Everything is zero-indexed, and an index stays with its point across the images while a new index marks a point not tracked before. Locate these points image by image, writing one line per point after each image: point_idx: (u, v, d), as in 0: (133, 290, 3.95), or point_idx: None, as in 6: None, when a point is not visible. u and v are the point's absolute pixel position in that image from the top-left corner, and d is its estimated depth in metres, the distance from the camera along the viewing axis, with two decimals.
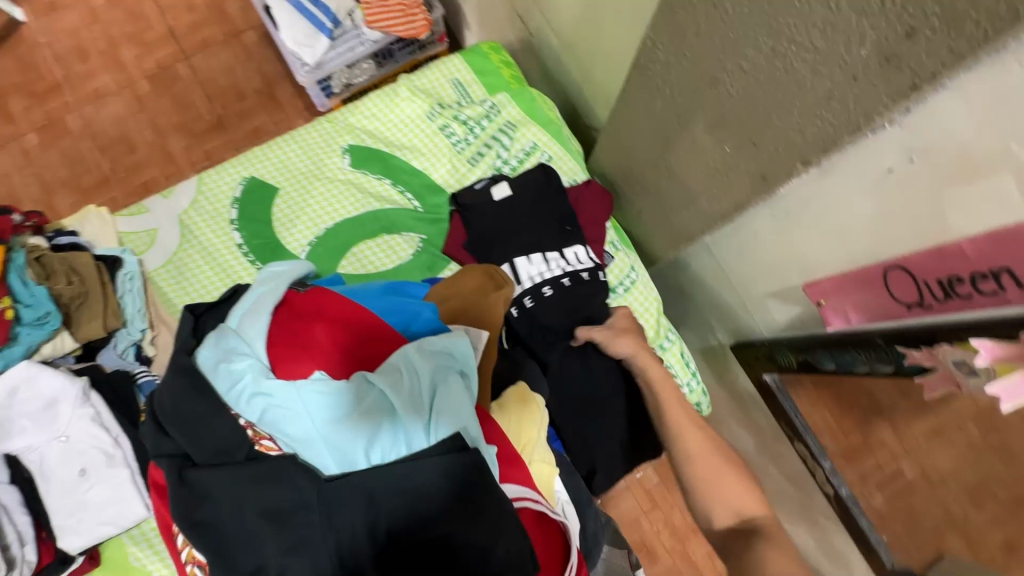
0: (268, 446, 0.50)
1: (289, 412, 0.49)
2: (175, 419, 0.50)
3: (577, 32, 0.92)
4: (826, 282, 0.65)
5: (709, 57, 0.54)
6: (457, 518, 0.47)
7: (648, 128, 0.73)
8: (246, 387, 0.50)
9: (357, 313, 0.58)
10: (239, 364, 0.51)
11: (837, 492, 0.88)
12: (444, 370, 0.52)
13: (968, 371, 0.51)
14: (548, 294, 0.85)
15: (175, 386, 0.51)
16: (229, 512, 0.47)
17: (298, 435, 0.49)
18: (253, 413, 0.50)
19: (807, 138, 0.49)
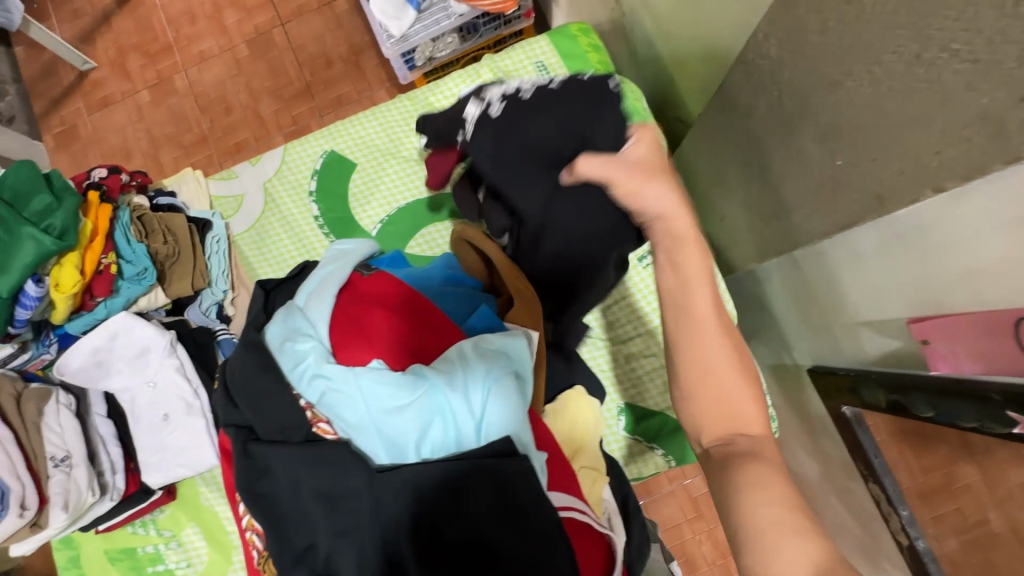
0: (324, 429, 0.51)
1: (345, 397, 0.49)
2: (244, 393, 0.53)
3: (676, 16, 0.85)
4: (942, 319, 0.58)
5: (832, 58, 0.47)
6: (500, 524, 0.46)
7: (745, 129, 0.67)
8: (308, 367, 0.51)
9: (419, 301, 0.57)
10: (303, 344, 0.52)
11: (912, 544, 0.80)
12: (500, 369, 0.51)
13: None
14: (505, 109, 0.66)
15: (246, 362, 0.54)
16: (286, 487, 0.50)
17: (353, 421, 0.49)
18: (312, 394, 0.51)
19: (945, 162, 0.42)
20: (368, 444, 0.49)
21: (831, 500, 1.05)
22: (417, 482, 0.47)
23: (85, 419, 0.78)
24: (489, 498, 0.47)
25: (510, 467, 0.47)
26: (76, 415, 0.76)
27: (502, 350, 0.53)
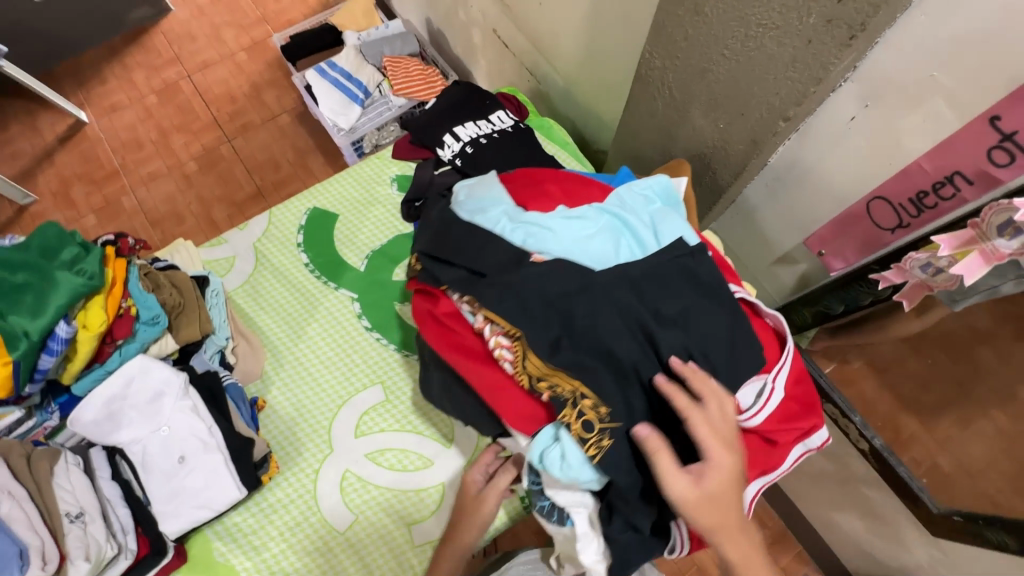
0: (540, 258, 0.61)
1: (549, 231, 0.63)
2: (460, 250, 0.65)
3: (580, 71, 1.11)
4: (822, 228, 0.77)
5: (696, 53, 0.70)
6: (700, 291, 0.59)
7: (650, 128, 0.88)
8: (507, 223, 0.65)
9: (570, 176, 0.76)
10: (496, 211, 0.67)
11: (872, 445, 0.95)
12: (655, 198, 0.68)
13: (935, 271, 0.63)
14: (484, 143, 1.03)
15: (454, 232, 0.66)
16: (530, 306, 0.58)
17: (559, 247, 0.61)
18: (517, 239, 0.63)
19: (783, 97, 0.64)
20: (578, 258, 0.61)
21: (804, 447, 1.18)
22: (629, 268, 0.58)
23: (93, 479, 0.77)
24: (687, 274, 0.59)
25: (696, 250, 0.61)
26: (85, 473, 0.76)
27: (651, 185, 0.69)
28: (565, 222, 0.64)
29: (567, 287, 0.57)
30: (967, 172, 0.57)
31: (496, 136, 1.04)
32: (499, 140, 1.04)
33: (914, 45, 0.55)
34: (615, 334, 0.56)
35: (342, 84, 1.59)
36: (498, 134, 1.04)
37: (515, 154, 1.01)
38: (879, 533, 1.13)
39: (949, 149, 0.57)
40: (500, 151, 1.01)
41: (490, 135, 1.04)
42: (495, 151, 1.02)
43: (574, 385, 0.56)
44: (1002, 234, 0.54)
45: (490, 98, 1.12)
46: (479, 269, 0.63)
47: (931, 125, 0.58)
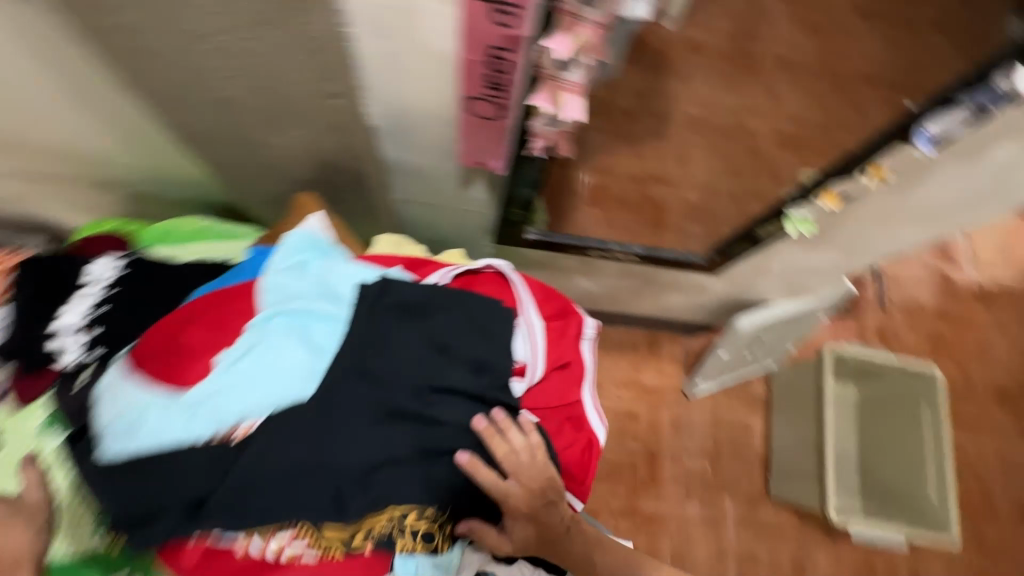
0: (244, 430, 0.60)
1: (234, 389, 0.61)
2: (170, 485, 0.58)
3: (141, 154, 0.90)
4: (462, 144, 0.75)
5: (198, 90, 0.58)
6: (411, 318, 0.67)
7: (248, 167, 0.77)
8: (190, 415, 0.60)
9: (196, 305, 0.68)
10: (164, 416, 0.60)
11: (637, 253, 1.10)
12: (300, 270, 0.69)
13: (555, 121, 0.68)
14: (109, 309, 0.79)
15: (138, 477, 0.57)
16: (304, 470, 0.59)
17: (256, 399, 0.61)
18: (208, 425, 0.60)
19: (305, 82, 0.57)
20: (287, 389, 0.62)
21: (607, 281, 1.32)
22: (348, 358, 0.63)
23: None
24: (391, 316, 0.66)
25: (373, 293, 0.67)
26: None
27: (286, 261, 0.70)
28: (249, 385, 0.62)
29: (313, 423, 0.61)
30: (501, 52, 0.57)
31: (116, 291, 0.80)
32: (124, 293, 0.80)
33: None
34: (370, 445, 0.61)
35: None
36: (117, 287, 0.80)
37: (155, 293, 0.81)
38: (692, 293, 1.36)
39: (471, 38, 0.56)
40: (133, 304, 0.79)
41: (110, 295, 0.80)
42: (131, 306, 0.79)
43: (388, 506, 0.62)
44: (564, 72, 0.61)
45: (71, 257, 0.84)
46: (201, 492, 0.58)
47: (440, 24, 0.56)
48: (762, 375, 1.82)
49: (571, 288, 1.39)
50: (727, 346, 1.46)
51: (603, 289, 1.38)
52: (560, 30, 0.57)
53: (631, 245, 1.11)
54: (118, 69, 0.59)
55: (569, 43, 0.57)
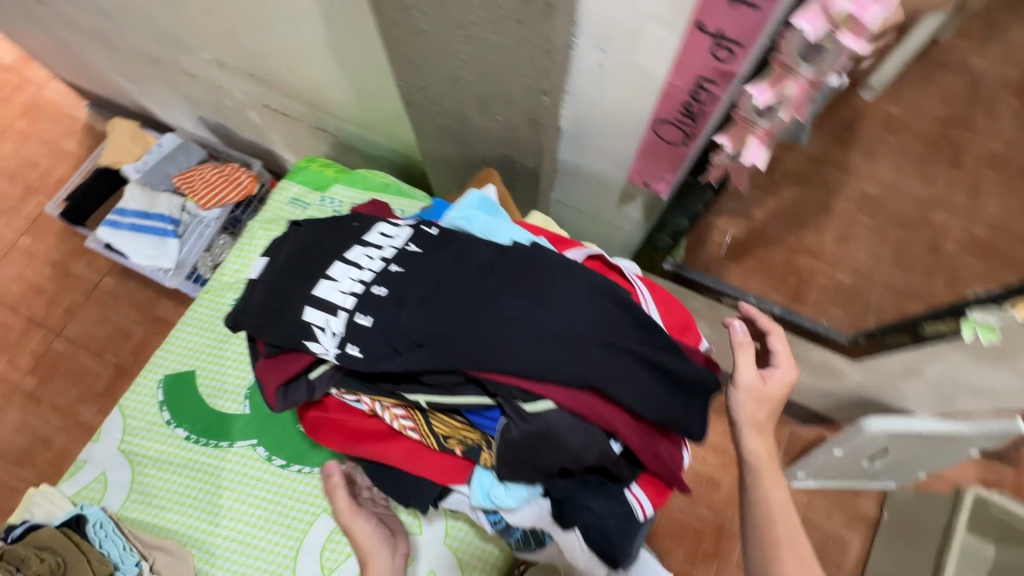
0: (351, 287, 0.57)
1: (366, 241, 0.62)
2: (279, 299, 0.60)
3: (363, 114, 1.08)
4: (634, 164, 0.81)
5: (451, 81, 0.70)
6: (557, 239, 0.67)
7: (447, 146, 0.88)
8: (357, 252, 0.61)
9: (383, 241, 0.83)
10: (293, 253, 0.64)
11: (775, 313, 1.04)
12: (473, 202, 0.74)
13: (733, 159, 0.68)
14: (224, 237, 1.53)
15: (270, 290, 0.61)
16: (436, 292, 0.55)
17: (389, 246, 0.61)
18: (341, 266, 0.59)
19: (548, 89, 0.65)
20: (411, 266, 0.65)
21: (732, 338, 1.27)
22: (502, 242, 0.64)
23: None
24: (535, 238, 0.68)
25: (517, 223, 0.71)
26: None
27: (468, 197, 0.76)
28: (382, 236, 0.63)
29: (460, 256, 0.59)
30: (707, 76, 0.59)
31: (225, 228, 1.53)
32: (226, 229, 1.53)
33: None
34: (461, 274, 0.57)
35: (142, 225, 1.44)
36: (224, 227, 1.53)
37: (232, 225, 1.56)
38: (822, 378, 1.26)
39: (684, 64, 0.59)
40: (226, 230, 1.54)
41: (222, 230, 1.52)
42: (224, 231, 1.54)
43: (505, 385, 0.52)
44: (759, 114, 0.59)
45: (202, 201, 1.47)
46: (307, 298, 0.58)
47: (658, 46, 0.58)
48: (877, 496, 1.60)
49: None
50: (844, 446, 1.29)
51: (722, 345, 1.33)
52: (766, 80, 0.56)
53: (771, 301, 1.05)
54: (390, 50, 0.71)
55: (771, 92, 0.55)
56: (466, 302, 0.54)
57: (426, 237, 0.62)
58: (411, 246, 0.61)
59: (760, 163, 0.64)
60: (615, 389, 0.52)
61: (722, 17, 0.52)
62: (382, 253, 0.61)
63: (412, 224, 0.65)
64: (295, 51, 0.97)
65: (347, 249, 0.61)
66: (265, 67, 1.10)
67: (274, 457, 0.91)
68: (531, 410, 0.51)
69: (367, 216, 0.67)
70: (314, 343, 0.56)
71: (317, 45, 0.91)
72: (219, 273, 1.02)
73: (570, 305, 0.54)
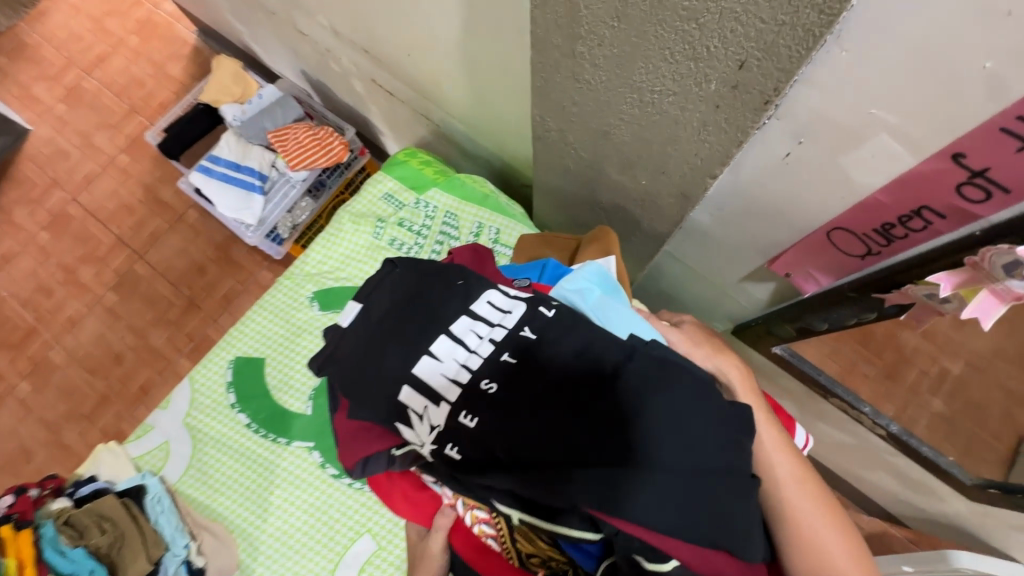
0: (460, 375, 0.54)
1: (473, 313, 0.57)
2: (374, 368, 0.56)
3: (475, 117, 0.99)
4: (782, 253, 0.69)
5: (600, 135, 0.60)
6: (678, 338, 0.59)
7: (566, 185, 0.79)
8: (464, 327, 0.56)
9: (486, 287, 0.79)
10: (389, 307, 0.59)
11: (890, 431, 0.94)
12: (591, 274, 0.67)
13: (941, 299, 0.54)
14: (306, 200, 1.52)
15: (364, 352, 0.57)
16: (554, 403, 0.50)
17: (500, 325, 0.56)
18: (445, 344, 0.55)
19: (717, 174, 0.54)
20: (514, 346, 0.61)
21: (819, 425, 1.15)
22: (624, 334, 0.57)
23: None
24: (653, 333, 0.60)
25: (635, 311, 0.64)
26: None
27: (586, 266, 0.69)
28: (490, 308, 0.57)
29: (581, 358, 0.52)
30: (935, 206, 0.47)
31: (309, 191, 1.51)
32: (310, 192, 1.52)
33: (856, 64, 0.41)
34: (583, 384, 0.51)
35: (232, 177, 1.44)
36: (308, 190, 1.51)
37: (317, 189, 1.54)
38: (912, 488, 1.12)
39: (909, 185, 0.47)
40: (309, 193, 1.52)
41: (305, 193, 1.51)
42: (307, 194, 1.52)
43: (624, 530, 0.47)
44: (1011, 273, 0.44)
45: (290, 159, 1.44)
46: (408, 379, 0.54)
47: (881, 158, 0.47)
48: None
49: None
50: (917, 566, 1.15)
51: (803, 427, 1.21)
52: None
53: (889, 418, 0.94)
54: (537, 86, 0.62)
55: None
56: (585, 424, 0.49)
57: (542, 319, 0.56)
58: (524, 330, 0.55)
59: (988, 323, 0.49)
60: (739, 546, 0.47)
61: (998, 155, 0.40)
62: (491, 334, 0.56)
63: (526, 297, 0.59)
64: (420, 43, 0.89)
65: (453, 319, 0.57)
66: (383, 47, 1.02)
67: (328, 464, 0.89)
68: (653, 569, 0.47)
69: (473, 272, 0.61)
70: (409, 432, 0.54)
71: (446, 44, 0.82)
72: (301, 262, 1.00)
73: (700, 442, 0.47)
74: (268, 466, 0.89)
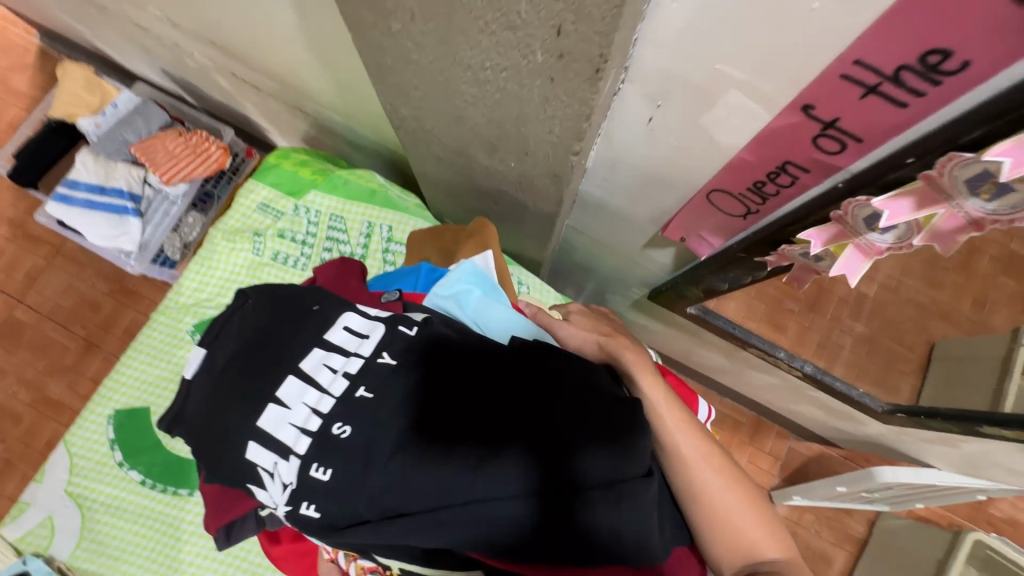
0: (307, 422, 0.45)
1: (323, 347, 0.49)
2: (211, 428, 0.47)
3: (346, 105, 0.89)
4: (674, 220, 0.65)
5: (454, 119, 0.54)
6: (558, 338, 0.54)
7: (444, 173, 0.72)
8: (312, 365, 0.48)
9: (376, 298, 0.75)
10: (231, 352, 0.51)
11: (805, 371, 0.96)
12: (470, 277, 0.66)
13: (816, 257, 0.52)
14: (191, 217, 1.36)
15: (203, 409, 0.49)
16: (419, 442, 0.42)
17: (354, 356, 0.49)
18: (288, 387, 0.47)
19: (577, 151, 0.50)
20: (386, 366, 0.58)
21: (749, 372, 1.16)
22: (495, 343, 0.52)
23: None
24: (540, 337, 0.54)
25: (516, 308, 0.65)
26: None
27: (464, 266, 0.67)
28: (343, 337, 0.50)
29: (451, 381, 0.45)
30: (797, 160, 0.44)
31: (197, 206, 1.37)
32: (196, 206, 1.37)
33: (692, 14, 0.36)
34: (450, 411, 0.44)
35: (97, 202, 1.28)
36: (196, 205, 1.37)
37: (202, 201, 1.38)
38: (838, 416, 1.16)
39: (770, 141, 0.43)
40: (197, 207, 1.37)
41: (191, 208, 1.36)
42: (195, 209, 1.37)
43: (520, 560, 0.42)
44: (872, 227, 0.43)
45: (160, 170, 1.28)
46: (246, 438, 0.46)
47: (736, 114, 0.43)
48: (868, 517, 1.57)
49: (698, 355, 1.22)
50: (849, 486, 1.20)
51: (735, 374, 1.23)
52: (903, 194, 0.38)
53: (803, 359, 0.97)
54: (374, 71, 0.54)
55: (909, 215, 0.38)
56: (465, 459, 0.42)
57: (402, 340, 0.49)
58: (381, 357, 0.48)
59: (853, 281, 0.48)
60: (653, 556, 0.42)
61: (844, 103, 0.36)
62: (345, 366, 0.48)
63: (385, 316, 0.53)
64: (262, 29, 0.78)
65: (304, 354, 0.49)
66: (228, 38, 0.90)
67: None
68: None
69: (328, 294, 0.54)
70: (260, 493, 0.45)
71: (287, 29, 0.72)
72: (173, 293, 0.89)
73: (608, 443, 0.42)
74: (171, 523, 0.81)
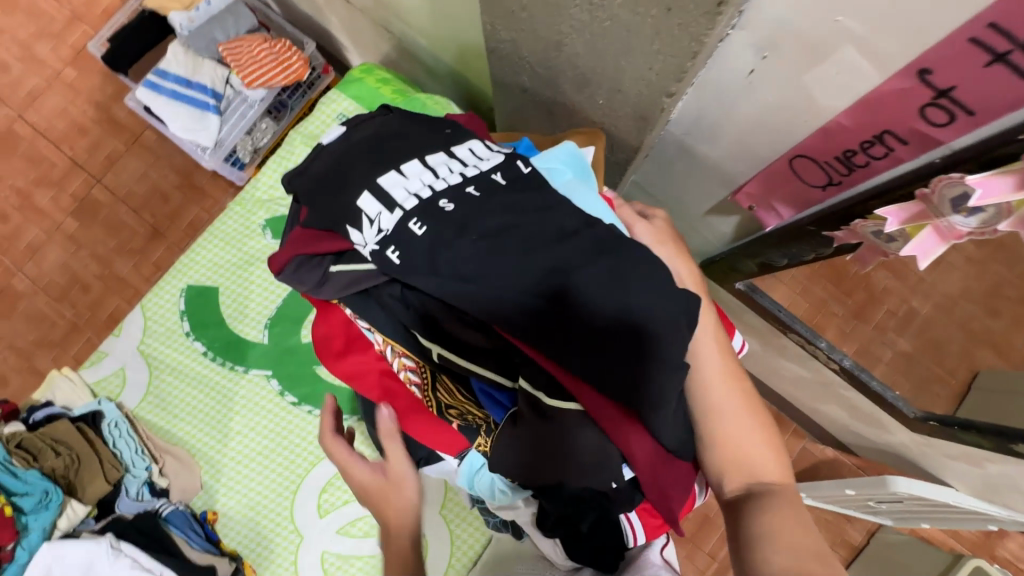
0: (423, 202, 0.50)
1: (451, 153, 0.55)
2: (338, 176, 0.55)
3: (435, 28, 0.90)
4: (746, 187, 0.65)
5: (553, 47, 0.55)
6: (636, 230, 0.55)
7: (526, 106, 0.73)
8: (438, 163, 0.54)
9: None
10: (373, 132, 0.58)
11: (843, 366, 0.96)
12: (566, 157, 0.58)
13: (887, 237, 0.52)
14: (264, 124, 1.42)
15: (345, 158, 0.56)
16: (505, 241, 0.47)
17: (481, 164, 0.53)
18: (412, 169, 0.53)
19: (672, 93, 0.50)
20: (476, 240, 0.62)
21: (782, 362, 1.16)
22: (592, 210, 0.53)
23: None
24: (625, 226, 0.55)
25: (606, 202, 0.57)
26: None
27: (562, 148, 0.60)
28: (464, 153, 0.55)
29: (549, 219, 0.48)
30: (898, 130, 0.43)
31: (271, 115, 1.42)
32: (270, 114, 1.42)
33: None
34: (543, 230, 0.48)
35: (182, 94, 1.34)
36: (270, 113, 1.42)
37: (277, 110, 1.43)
38: (864, 421, 1.16)
39: (874, 106, 0.43)
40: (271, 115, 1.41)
41: (266, 116, 1.42)
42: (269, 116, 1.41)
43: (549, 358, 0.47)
44: (958, 210, 0.43)
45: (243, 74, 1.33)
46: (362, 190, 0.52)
47: (844, 74, 0.43)
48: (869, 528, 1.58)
49: None
50: (859, 489, 1.20)
51: (767, 363, 1.23)
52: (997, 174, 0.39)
53: (844, 353, 0.95)
54: None
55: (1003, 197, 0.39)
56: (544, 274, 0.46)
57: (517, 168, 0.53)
58: (496, 175, 0.52)
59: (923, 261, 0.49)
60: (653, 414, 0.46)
61: (966, 71, 0.36)
62: (463, 170, 0.53)
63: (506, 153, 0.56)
64: None
65: (431, 152, 0.54)
66: None
67: (288, 391, 0.90)
68: (551, 406, 0.49)
69: (462, 125, 0.60)
70: (355, 233, 0.51)
71: None
72: (250, 188, 0.95)
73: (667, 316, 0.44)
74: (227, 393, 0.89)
